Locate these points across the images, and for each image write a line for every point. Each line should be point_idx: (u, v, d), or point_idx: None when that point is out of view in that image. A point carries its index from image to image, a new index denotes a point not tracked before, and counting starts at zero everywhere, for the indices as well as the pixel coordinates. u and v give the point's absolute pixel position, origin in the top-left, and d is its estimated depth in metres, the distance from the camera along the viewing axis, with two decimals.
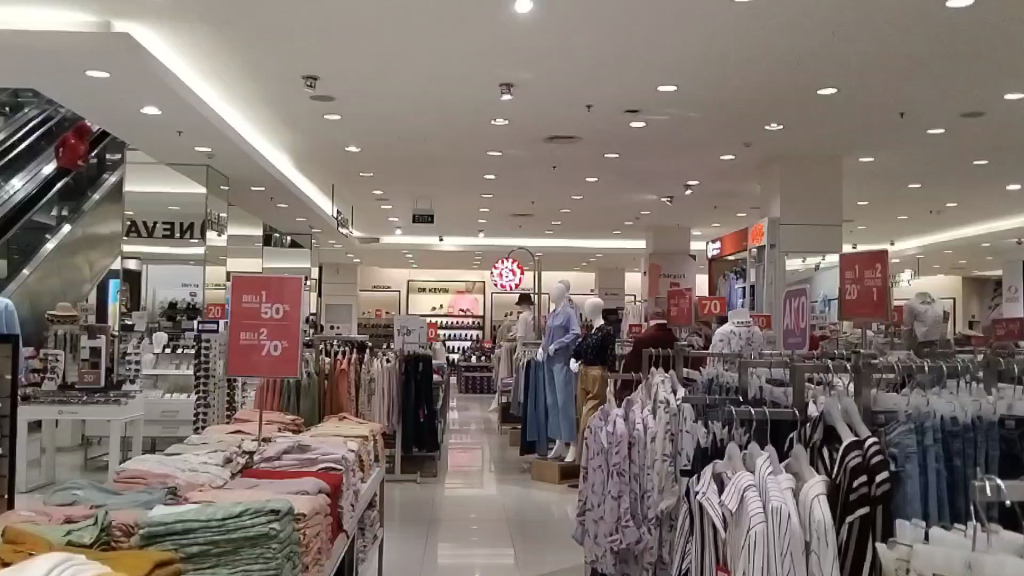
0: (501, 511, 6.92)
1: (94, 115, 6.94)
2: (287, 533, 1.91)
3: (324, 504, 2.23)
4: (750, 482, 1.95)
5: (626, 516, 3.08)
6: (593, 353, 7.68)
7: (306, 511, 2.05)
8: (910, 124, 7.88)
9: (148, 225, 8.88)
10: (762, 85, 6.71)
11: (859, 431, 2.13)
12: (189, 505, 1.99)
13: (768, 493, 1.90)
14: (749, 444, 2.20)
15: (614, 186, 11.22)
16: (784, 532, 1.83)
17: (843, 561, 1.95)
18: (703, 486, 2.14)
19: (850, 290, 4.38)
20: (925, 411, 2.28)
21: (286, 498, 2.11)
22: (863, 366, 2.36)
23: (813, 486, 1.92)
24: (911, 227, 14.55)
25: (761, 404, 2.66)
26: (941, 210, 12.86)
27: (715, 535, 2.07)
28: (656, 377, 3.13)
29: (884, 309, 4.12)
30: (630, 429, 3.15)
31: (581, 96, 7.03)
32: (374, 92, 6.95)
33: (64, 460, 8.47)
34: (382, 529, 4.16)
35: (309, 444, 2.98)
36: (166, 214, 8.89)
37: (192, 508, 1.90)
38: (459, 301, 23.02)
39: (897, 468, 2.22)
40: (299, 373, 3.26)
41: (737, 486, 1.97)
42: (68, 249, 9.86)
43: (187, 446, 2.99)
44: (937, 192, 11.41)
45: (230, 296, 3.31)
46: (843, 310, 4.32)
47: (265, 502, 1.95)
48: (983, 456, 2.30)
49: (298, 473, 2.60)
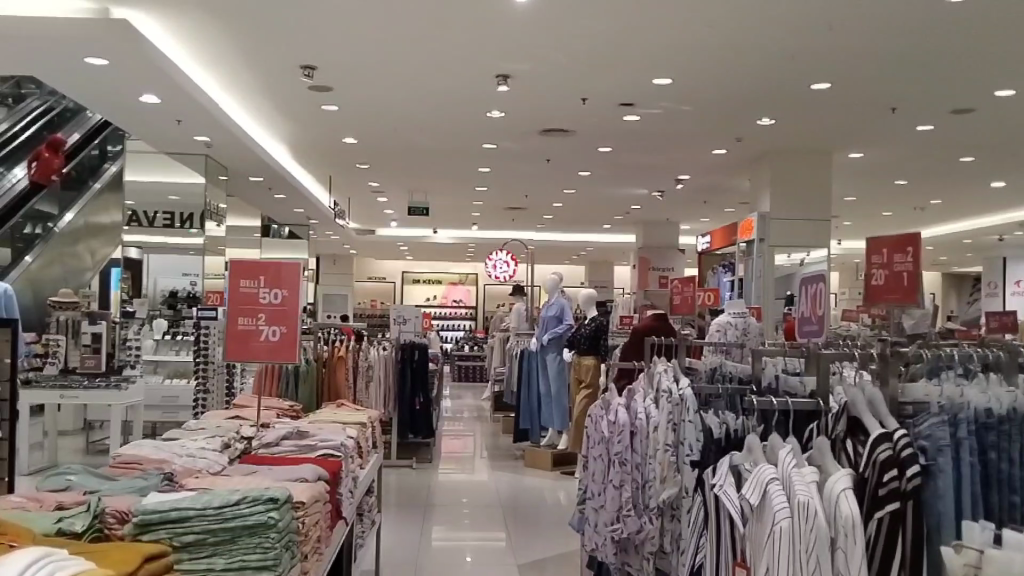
0: (495, 497, 6.90)
1: (91, 102, 6.83)
2: (286, 522, 1.84)
3: (324, 492, 2.12)
4: (773, 475, 1.89)
5: (628, 506, 2.90)
6: (588, 343, 7.61)
7: (305, 499, 1.95)
8: (901, 121, 7.81)
9: (148, 215, 8.72)
10: (757, 80, 6.64)
11: (886, 423, 2.07)
12: (185, 491, 1.90)
13: (793, 487, 1.84)
14: (769, 435, 2.13)
15: (607, 181, 11.15)
16: (810, 528, 1.77)
17: (873, 558, 1.89)
18: (718, 478, 2.08)
19: (876, 274, 3.25)
20: (958, 403, 2.21)
21: (284, 485, 2.01)
22: (890, 355, 2.27)
23: (840, 480, 1.85)
24: (898, 223, 14.55)
25: (774, 394, 2.57)
26: (927, 207, 12.85)
27: (733, 530, 2.02)
28: (659, 364, 2.95)
29: (918, 299, 3.06)
30: (632, 418, 3.00)
31: (576, 89, 6.94)
32: (370, 83, 6.85)
33: (66, 444, 8.44)
34: (378, 516, 4.09)
35: (308, 430, 2.86)
36: (165, 204, 8.76)
37: (189, 495, 1.82)
38: (453, 292, 22.94)
39: (928, 461, 2.11)
40: (297, 360, 3.15)
41: (758, 479, 1.90)
42: (72, 237, 9.87)
43: (183, 431, 2.93)
44: (924, 188, 11.39)
45: (227, 282, 3.19)
46: (864, 298, 3.27)
47: (263, 490, 1.87)
48: (1018, 449, 2.24)
49: (295, 460, 2.48)
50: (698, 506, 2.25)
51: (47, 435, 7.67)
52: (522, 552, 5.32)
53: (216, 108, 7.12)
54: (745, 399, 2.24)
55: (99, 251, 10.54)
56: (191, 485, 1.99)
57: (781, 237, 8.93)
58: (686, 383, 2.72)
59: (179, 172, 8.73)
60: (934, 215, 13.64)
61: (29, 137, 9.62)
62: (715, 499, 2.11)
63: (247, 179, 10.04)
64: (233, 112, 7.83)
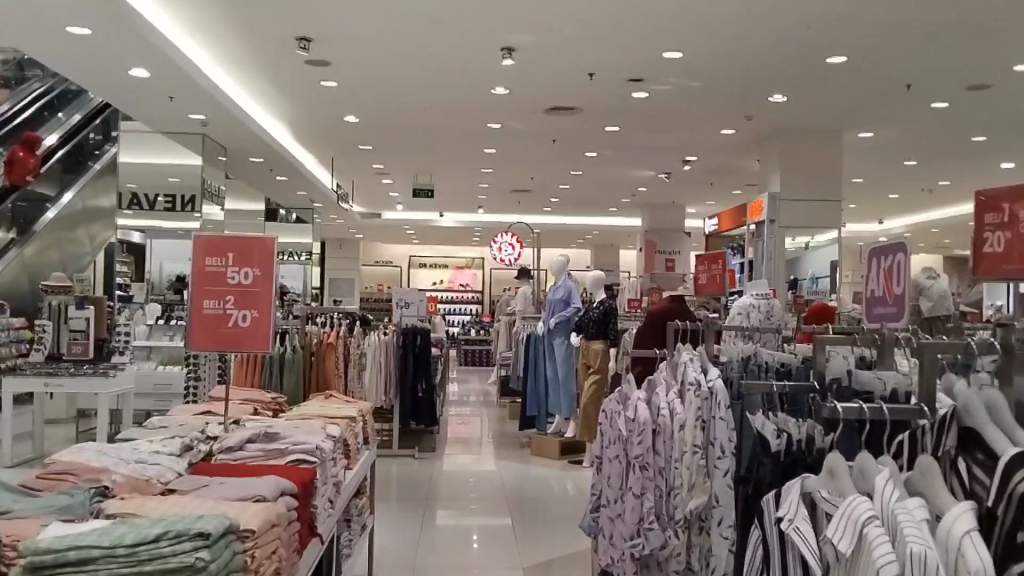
0: (499, 488, 6.57)
1: (74, 74, 6.43)
2: (223, 564, 1.40)
3: (283, 515, 1.69)
4: (871, 512, 1.36)
5: (650, 517, 2.49)
6: (597, 328, 7.30)
7: (254, 527, 1.51)
8: (918, 97, 7.37)
9: (150, 198, 8.48)
10: (771, 54, 6.19)
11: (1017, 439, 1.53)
12: (100, 520, 1.50)
13: (902, 528, 1.32)
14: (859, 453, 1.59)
15: (614, 161, 10.75)
16: None
17: None
18: (786, 511, 1.56)
19: (991, 238, 2.21)
20: None
21: (225, 509, 1.57)
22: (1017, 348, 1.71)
23: (963, 514, 1.33)
24: (904, 206, 14.23)
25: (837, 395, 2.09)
26: (935, 188, 12.45)
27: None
28: (683, 353, 2.58)
29: None
30: (654, 415, 2.58)
31: (581, 64, 6.50)
32: (367, 57, 6.43)
33: (59, 431, 8.16)
34: (372, 516, 3.80)
35: (280, 430, 2.46)
36: (166, 187, 8.49)
37: (100, 526, 1.43)
38: (458, 276, 22.61)
39: None
40: (270, 350, 2.79)
41: (851, 517, 1.38)
42: (69, 221, 9.59)
43: (144, 431, 2.61)
44: (935, 169, 11.00)
45: (191, 259, 2.82)
46: (976, 273, 2.23)
47: (195, 519, 1.45)
48: None
49: (260, 468, 2.09)
50: (754, 544, 1.72)
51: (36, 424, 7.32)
52: (530, 549, 5.01)
53: (207, 85, 6.75)
54: (824, 404, 1.73)
55: (98, 235, 10.31)
56: (113, 510, 1.58)
57: (793, 219, 8.52)
58: (716, 375, 2.40)
59: (180, 155, 8.50)
60: (943, 198, 13.28)
61: (27, 118, 9.16)
62: (781, 537, 1.61)
63: (246, 160, 9.70)
64: (229, 90, 7.50)
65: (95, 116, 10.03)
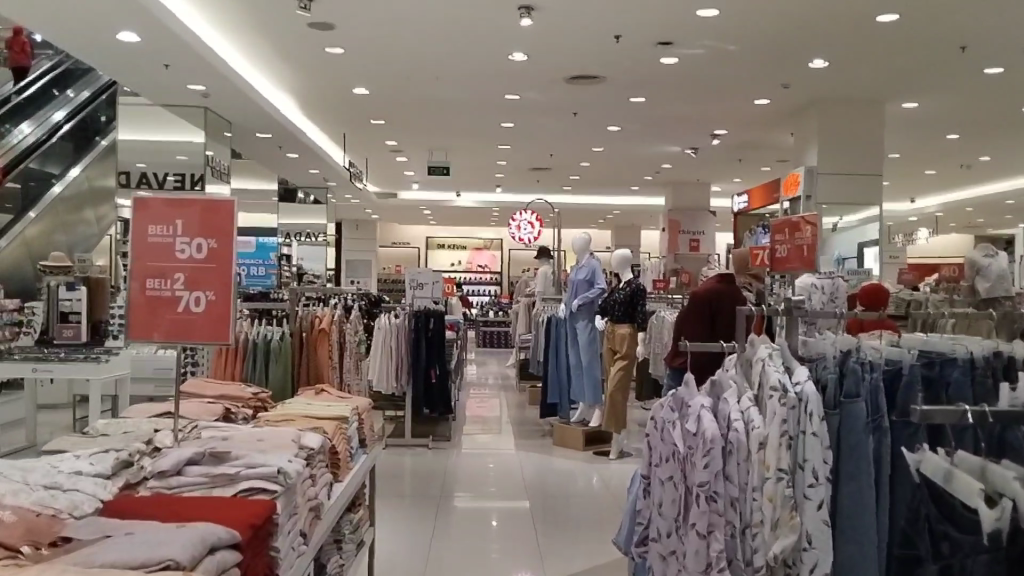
0: (520, 480, 6.06)
1: (59, 38, 5.89)
2: None
3: None
4: None
5: (720, 563, 1.92)
6: (623, 310, 6.69)
7: None
8: (972, 62, 6.66)
9: (159, 176, 8.01)
10: (816, 12, 5.50)
11: None
12: None
13: None
14: None
15: (639, 136, 10.14)
16: None
17: None
18: None
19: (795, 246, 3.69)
20: None
21: None
22: None
23: None
24: (941, 182, 13.41)
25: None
26: (973, 164, 11.71)
27: None
28: (759, 348, 2.08)
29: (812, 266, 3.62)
30: (722, 428, 2.03)
31: (607, 23, 5.83)
32: (373, 19, 5.82)
33: (58, 419, 7.75)
34: (371, 526, 3.31)
35: (235, 445, 1.93)
36: (175, 164, 7.97)
37: None
38: (477, 258, 22.04)
39: None
40: (229, 341, 2.27)
41: None
42: (74, 203, 9.03)
43: (74, 444, 2.05)
44: (976, 143, 10.29)
45: (131, 229, 2.28)
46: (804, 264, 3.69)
47: None
48: None
49: (197, 505, 1.54)
50: None
51: (27, 414, 6.84)
52: (555, 552, 4.46)
53: (205, 49, 6.19)
54: None
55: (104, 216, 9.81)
56: None
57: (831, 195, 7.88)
58: (804, 378, 1.92)
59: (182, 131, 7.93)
60: (980, 174, 12.52)
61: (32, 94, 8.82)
62: None
63: (253, 135, 9.19)
64: (231, 56, 6.96)
65: (104, 94, 9.55)
